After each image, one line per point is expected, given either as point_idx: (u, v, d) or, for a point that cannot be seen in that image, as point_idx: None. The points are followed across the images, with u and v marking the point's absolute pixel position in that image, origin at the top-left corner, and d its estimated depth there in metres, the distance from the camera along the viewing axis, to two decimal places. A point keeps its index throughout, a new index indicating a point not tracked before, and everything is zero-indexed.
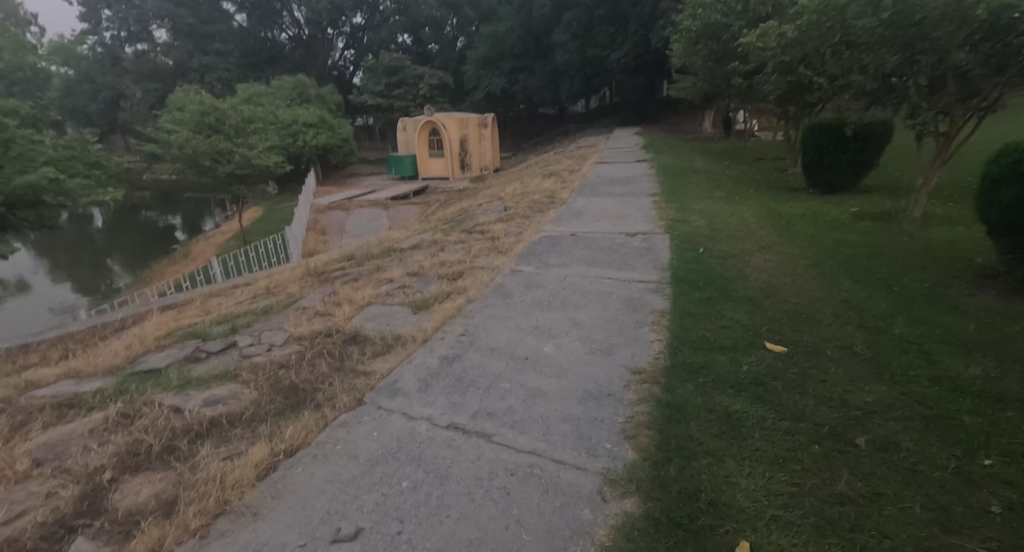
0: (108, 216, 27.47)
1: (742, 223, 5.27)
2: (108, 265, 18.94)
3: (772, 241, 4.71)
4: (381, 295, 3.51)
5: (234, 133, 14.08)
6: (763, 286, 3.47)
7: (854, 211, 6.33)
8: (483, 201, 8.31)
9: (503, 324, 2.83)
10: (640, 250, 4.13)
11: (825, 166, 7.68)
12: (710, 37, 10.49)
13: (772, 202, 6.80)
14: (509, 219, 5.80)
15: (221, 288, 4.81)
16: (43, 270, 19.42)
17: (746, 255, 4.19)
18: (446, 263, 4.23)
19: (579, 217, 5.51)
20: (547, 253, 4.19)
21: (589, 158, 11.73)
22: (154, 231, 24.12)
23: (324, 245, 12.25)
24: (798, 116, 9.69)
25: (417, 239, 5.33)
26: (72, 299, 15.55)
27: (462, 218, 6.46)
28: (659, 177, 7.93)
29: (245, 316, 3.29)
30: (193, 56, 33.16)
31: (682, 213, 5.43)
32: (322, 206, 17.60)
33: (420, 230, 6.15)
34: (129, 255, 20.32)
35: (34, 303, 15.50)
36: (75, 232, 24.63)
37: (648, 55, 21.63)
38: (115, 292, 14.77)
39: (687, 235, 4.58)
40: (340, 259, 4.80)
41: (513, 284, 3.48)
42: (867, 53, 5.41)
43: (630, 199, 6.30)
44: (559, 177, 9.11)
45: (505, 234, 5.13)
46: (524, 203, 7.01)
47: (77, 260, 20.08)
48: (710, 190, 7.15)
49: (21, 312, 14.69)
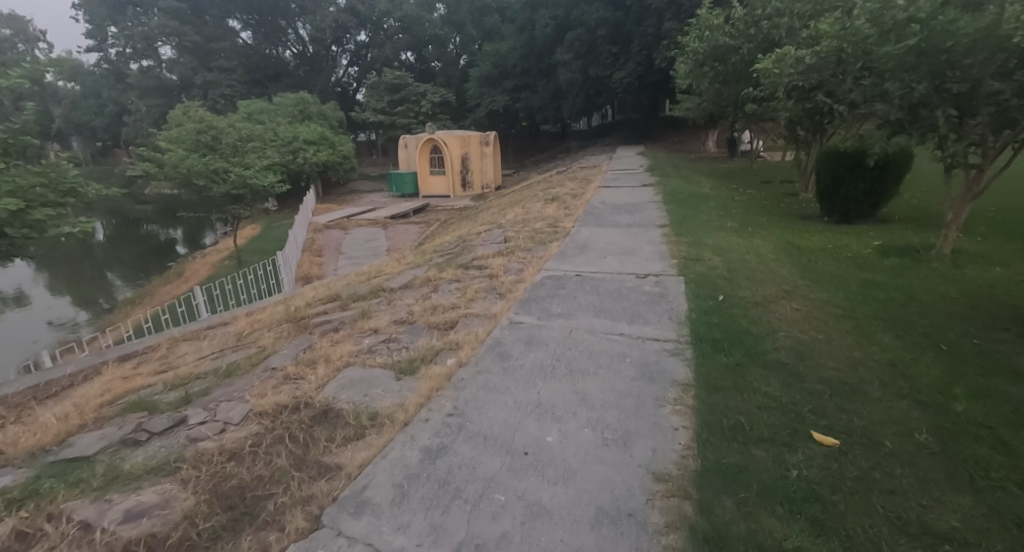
0: (107, 231, 27.29)
1: (760, 262, 4.89)
2: (107, 278, 18.66)
3: (795, 284, 4.31)
4: (364, 352, 3.11)
5: (231, 151, 13.91)
6: (796, 346, 3.06)
7: (877, 245, 5.94)
8: (482, 228, 7.98)
9: (498, 401, 2.41)
10: (652, 296, 3.75)
11: (842, 195, 7.33)
12: (717, 59, 10.28)
13: (789, 234, 6.42)
14: (508, 252, 5.44)
15: (194, 331, 4.43)
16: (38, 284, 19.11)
17: (771, 303, 3.79)
18: (440, 309, 3.84)
19: (584, 252, 5.14)
20: (550, 298, 3.80)
21: (593, 181, 11.43)
22: (153, 245, 23.89)
23: (319, 267, 11.92)
24: (809, 141, 9.40)
25: (409, 274, 4.96)
26: (70, 312, 15.21)
27: (458, 249, 6.09)
28: (666, 204, 7.57)
29: (204, 379, 2.88)
30: (197, 72, 33.39)
31: (696, 249, 5.06)
32: (320, 224, 17.33)
33: (412, 262, 5.78)
34: (125, 269, 20.03)
35: (33, 316, 15.17)
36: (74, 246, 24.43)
37: (652, 76, 21.36)
38: (107, 310, 14.39)
39: (704, 278, 4.19)
40: (324, 300, 4.42)
41: (512, 341, 3.08)
42: (891, 80, 5.07)
43: (637, 231, 5.94)
44: (561, 202, 8.78)
45: (504, 272, 4.75)
46: (524, 232, 6.63)
47: (77, 272, 19.84)
48: (722, 221, 6.79)
49: (11, 328, 14.31)
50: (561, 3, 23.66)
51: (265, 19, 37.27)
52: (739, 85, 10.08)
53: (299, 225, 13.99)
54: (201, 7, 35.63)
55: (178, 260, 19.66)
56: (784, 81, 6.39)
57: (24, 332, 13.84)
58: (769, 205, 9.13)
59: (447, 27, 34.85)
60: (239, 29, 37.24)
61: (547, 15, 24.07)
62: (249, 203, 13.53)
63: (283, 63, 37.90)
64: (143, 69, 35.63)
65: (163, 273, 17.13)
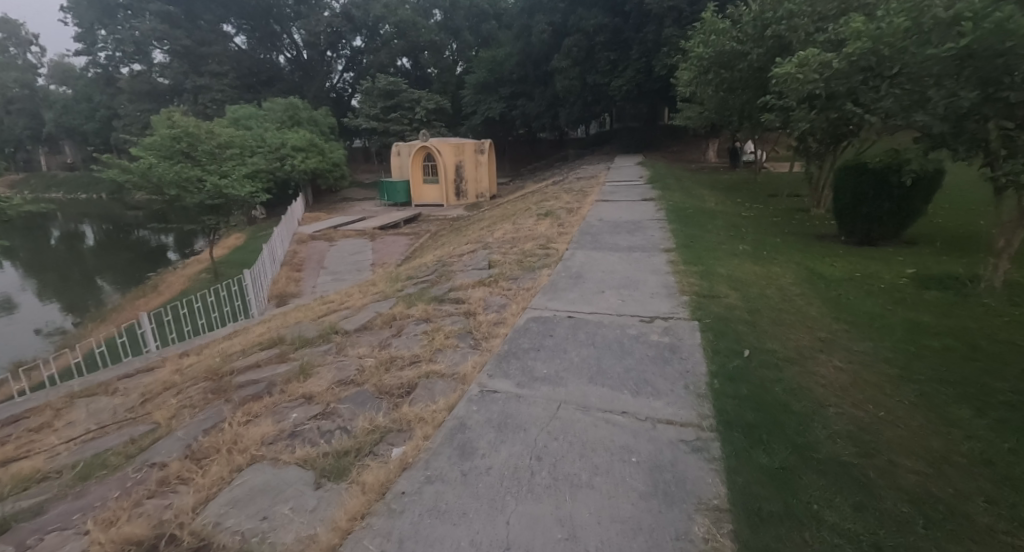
0: (97, 236, 26.66)
1: (787, 298, 4.15)
2: (92, 286, 17.89)
3: (830, 329, 3.56)
4: (285, 436, 2.33)
5: (207, 159, 13.21)
6: (855, 434, 2.26)
7: (911, 275, 5.23)
8: (467, 246, 7.26)
9: (448, 540, 1.61)
10: (660, 352, 3.01)
11: (863, 214, 6.67)
12: (723, 66, 9.71)
13: (810, 260, 5.72)
14: (492, 280, 4.76)
15: (105, 381, 3.68)
16: (30, 287, 18.48)
17: (808, 360, 3.02)
18: (398, 365, 3.10)
19: (580, 283, 4.44)
20: (536, 352, 3.07)
21: (589, 193, 10.74)
22: (145, 250, 23.23)
23: (296, 284, 11.11)
24: (822, 153, 8.76)
25: (374, 309, 4.24)
26: (59, 319, 14.42)
27: (434, 274, 5.38)
28: (670, 223, 6.88)
29: (51, 487, 2.09)
30: (188, 77, 32.89)
31: (710, 282, 4.33)
32: (305, 235, 16.59)
33: (380, 291, 5.06)
34: (118, 274, 19.36)
35: (17, 323, 14.40)
36: (65, 251, 23.84)
37: (650, 83, 20.62)
38: (98, 313, 13.73)
39: (723, 324, 3.43)
40: (263, 345, 3.65)
41: (482, 422, 2.32)
42: (934, 87, 4.28)
43: (640, 257, 5.25)
44: (554, 219, 8.07)
45: (483, 309, 4.01)
46: (512, 255, 5.90)
47: (63, 279, 19.09)
48: (732, 244, 6.09)
49: (6, 331, 13.68)
50: (559, 8, 23.19)
51: (259, 23, 36.77)
52: (745, 93, 9.51)
53: (280, 236, 13.25)
54: (193, 11, 35.13)
55: (161, 269, 18.87)
56: (806, 89, 5.62)
57: (13, 337, 13.15)
58: (779, 222, 8.48)
59: (444, 33, 34.41)
60: (232, 34, 36.74)
61: (544, 20, 23.57)
62: (226, 214, 12.75)
63: (277, 68, 37.38)
64: (134, 73, 35.03)
65: (141, 284, 16.35)
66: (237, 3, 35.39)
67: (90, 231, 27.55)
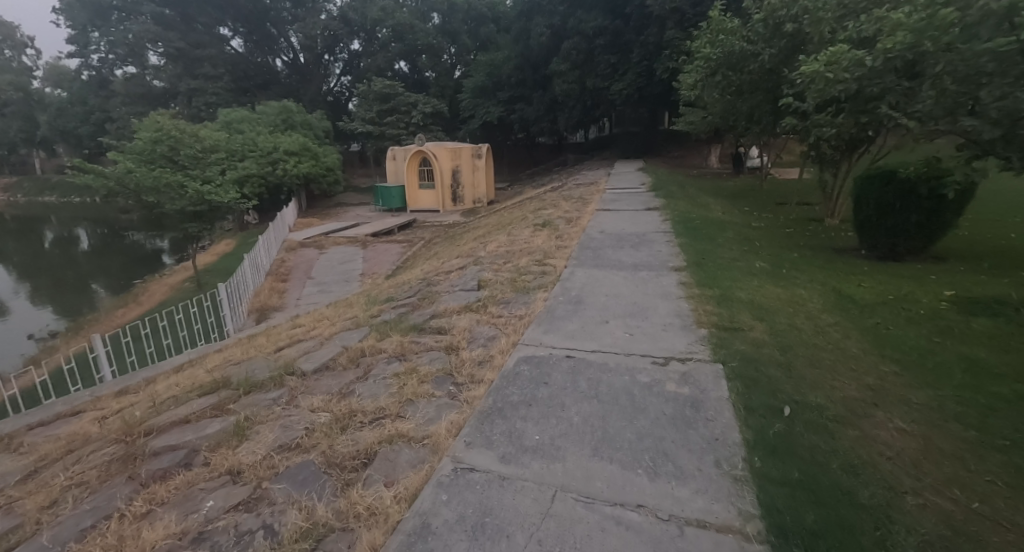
0: (92, 240, 26.19)
1: (821, 331, 3.57)
2: (83, 290, 17.33)
3: (878, 372, 2.98)
4: (182, 545, 1.71)
5: (189, 164, 12.67)
6: (953, 542, 1.65)
7: (951, 298, 4.67)
8: (457, 260, 6.69)
9: None
10: (678, 409, 2.44)
11: (888, 227, 6.16)
12: (732, 68, 9.35)
13: (834, 280, 5.17)
14: (480, 305, 4.21)
15: (14, 434, 3.08)
16: (25, 290, 18.04)
17: (863, 418, 2.43)
18: (357, 423, 2.51)
19: (582, 310, 3.89)
20: (527, 409, 2.49)
21: (589, 201, 10.19)
22: (142, 252, 22.78)
23: (279, 296, 10.48)
24: (835, 159, 8.26)
25: (343, 339, 3.68)
26: (51, 324, 13.90)
27: (416, 295, 4.82)
28: (678, 237, 6.33)
29: None
30: (182, 80, 32.51)
31: (731, 311, 3.77)
32: (295, 242, 16.05)
33: (355, 314, 4.52)
34: (116, 276, 18.93)
35: (8, 327, 13.86)
36: (60, 255, 23.39)
37: (651, 87, 20.16)
38: (87, 319, 13.22)
39: (753, 368, 2.86)
40: (205, 389, 3.05)
41: (451, 524, 1.72)
42: (982, 89, 3.59)
43: (647, 278, 4.70)
44: (552, 230, 7.50)
45: (468, 343, 3.48)
46: (505, 272, 5.33)
47: (57, 283, 18.64)
48: (747, 260, 5.55)
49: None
50: (558, 11, 22.77)
51: (255, 26, 36.42)
52: (755, 96, 9.08)
53: (266, 244, 12.68)
54: (189, 14, 34.77)
55: (152, 274, 18.35)
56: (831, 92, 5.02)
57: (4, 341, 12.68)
58: (792, 234, 7.96)
59: (442, 37, 34.02)
60: (228, 37, 36.38)
61: (543, 23, 23.12)
62: (210, 221, 12.26)
63: (273, 72, 36.98)
64: (128, 76, 34.63)
65: (127, 292, 15.80)
66: (233, 5, 35.03)
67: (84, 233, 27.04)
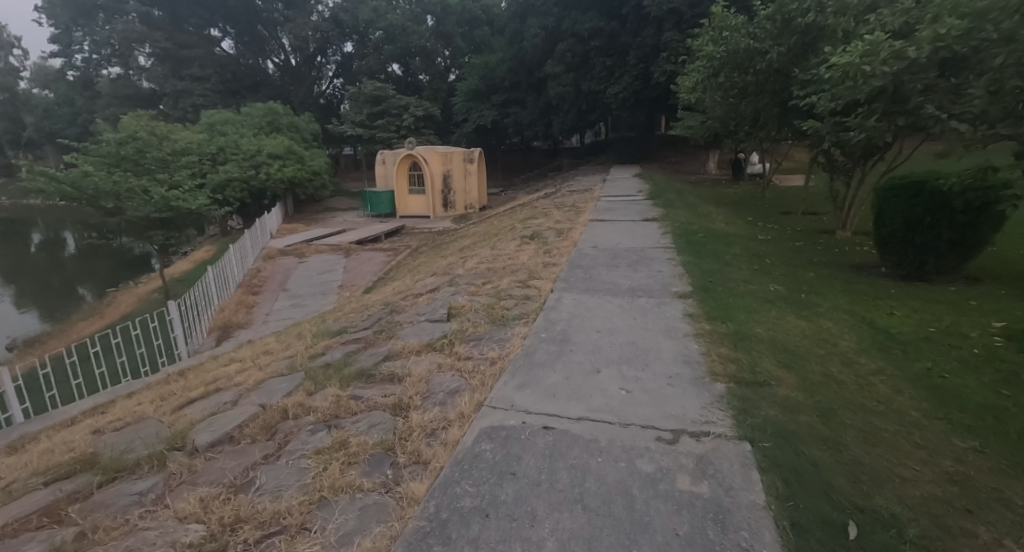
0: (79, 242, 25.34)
1: (865, 384, 2.84)
2: (61, 297, 16.51)
3: (955, 452, 2.21)
4: None
5: (157, 167, 11.88)
6: None
7: (1004, 332, 3.95)
8: (432, 279, 5.94)
9: None
10: (694, 527, 1.64)
11: (916, 243, 5.54)
12: (737, 67, 8.76)
13: (863, 307, 4.47)
14: (446, 343, 3.48)
15: None
16: (7, 295, 17.27)
17: (965, 540, 1.64)
18: (238, 543, 1.70)
19: (569, 353, 3.17)
20: (483, 525, 1.70)
21: (583, 210, 9.47)
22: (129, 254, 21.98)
23: (246, 311, 9.64)
24: (849, 167, 7.73)
25: (267, 392, 2.90)
26: (29, 330, 13.13)
27: (373, 325, 4.07)
28: (682, 254, 5.62)
29: None
30: (168, 80, 31.73)
31: (752, 356, 3.04)
32: (274, 250, 15.24)
33: (298, 349, 3.78)
34: (102, 280, 18.17)
35: None
36: (46, 259, 22.58)
37: (648, 91, 19.54)
38: (57, 328, 12.37)
39: (792, 449, 2.10)
40: (56, 474, 2.25)
41: None
42: None
43: (647, 308, 4.00)
44: (541, 243, 6.76)
45: (422, 401, 2.75)
46: (482, 297, 4.60)
47: (42, 288, 17.89)
48: (760, 283, 4.87)
49: None
50: (552, 12, 22.23)
51: (245, 27, 35.74)
52: (761, 99, 8.55)
53: (238, 254, 11.87)
54: (178, 15, 34.12)
55: (133, 279, 17.49)
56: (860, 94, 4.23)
57: None
58: (803, 248, 7.30)
59: (435, 40, 33.45)
60: (218, 38, 35.67)
61: (536, 25, 22.57)
62: (178, 228, 11.47)
63: (264, 73, 36.26)
64: (114, 77, 33.78)
65: (103, 298, 14.93)
66: (223, 6, 34.39)
67: (68, 235, 26.17)
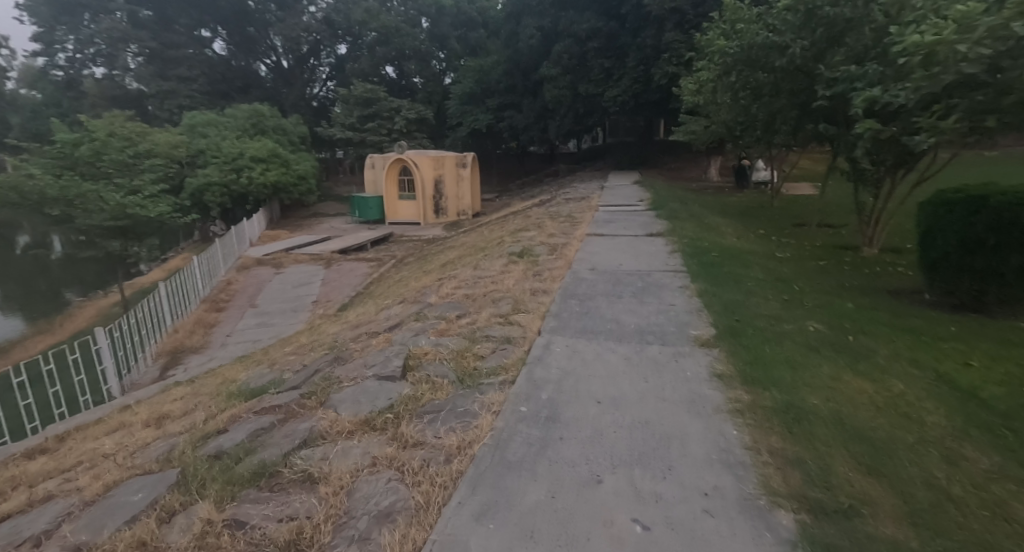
0: None
1: (998, 504, 1.84)
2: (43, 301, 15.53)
3: None
4: None
5: (115, 171, 10.88)
6: None
7: None
8: (398, 309, 4.99)
9: None
10: None
11: (974, 269, 4.66)
12: (750, 64, 7.96)
13: (932, 357, 3.53)
14: (391, 419, 2.54)
15: None
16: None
17: None
18: None
19: (557, 445, 2.22)
20: None
21: (580, 223, 8.54)
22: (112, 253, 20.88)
23: (202, 332, 8.62)
24: (878, 178, 6.93)
25: (103, 515, 1.90)
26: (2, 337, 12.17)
27: (303, 384, 3.06)
28: (698, 281, 4.72)
29: None
30: (153, 80, 30.71)
31: (819, 455, 2.08)
32: (250, 259, 14.26)
33: (195, 419, 2.80)
34: (86, 281, 17.16)
35: None
36: None
37: (648, 94, 18.69)
38: (12, 342, 11.30)
39: None
40: None
41: None
42: None
43: (660, 362, 3.08)
44: (530, 263, 5.85)
45: (336, 529, 1.75)
46: (453, 340, 3.67)
47: (25, 292, 16.96)
48: (797, 321, 3.98)
49: None
50: (548, 12, 21.46)
51: (236, 28, 34.86)
52: (778, 100, 7.79)
53: (205, 266, 10.92)
54: (168, 16, 33.31)
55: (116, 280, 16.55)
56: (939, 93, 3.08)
57: None
58: (830, 268, 6.41)
59: (430, 42, 32.73)
60: (208, 39, 34.77)
61: (532, 25, 21.79)
62: (138, 237, 10.48)
63: (254, 76, 35.34)
64: (98, 77, 32.71)
65: (68, 308, 13.85)
66: (213, 6, 33.56)
67: None
